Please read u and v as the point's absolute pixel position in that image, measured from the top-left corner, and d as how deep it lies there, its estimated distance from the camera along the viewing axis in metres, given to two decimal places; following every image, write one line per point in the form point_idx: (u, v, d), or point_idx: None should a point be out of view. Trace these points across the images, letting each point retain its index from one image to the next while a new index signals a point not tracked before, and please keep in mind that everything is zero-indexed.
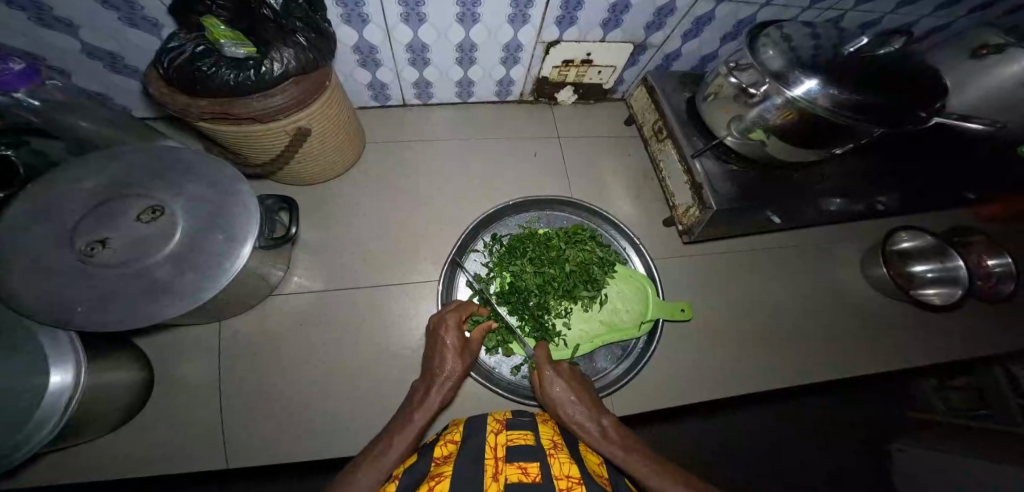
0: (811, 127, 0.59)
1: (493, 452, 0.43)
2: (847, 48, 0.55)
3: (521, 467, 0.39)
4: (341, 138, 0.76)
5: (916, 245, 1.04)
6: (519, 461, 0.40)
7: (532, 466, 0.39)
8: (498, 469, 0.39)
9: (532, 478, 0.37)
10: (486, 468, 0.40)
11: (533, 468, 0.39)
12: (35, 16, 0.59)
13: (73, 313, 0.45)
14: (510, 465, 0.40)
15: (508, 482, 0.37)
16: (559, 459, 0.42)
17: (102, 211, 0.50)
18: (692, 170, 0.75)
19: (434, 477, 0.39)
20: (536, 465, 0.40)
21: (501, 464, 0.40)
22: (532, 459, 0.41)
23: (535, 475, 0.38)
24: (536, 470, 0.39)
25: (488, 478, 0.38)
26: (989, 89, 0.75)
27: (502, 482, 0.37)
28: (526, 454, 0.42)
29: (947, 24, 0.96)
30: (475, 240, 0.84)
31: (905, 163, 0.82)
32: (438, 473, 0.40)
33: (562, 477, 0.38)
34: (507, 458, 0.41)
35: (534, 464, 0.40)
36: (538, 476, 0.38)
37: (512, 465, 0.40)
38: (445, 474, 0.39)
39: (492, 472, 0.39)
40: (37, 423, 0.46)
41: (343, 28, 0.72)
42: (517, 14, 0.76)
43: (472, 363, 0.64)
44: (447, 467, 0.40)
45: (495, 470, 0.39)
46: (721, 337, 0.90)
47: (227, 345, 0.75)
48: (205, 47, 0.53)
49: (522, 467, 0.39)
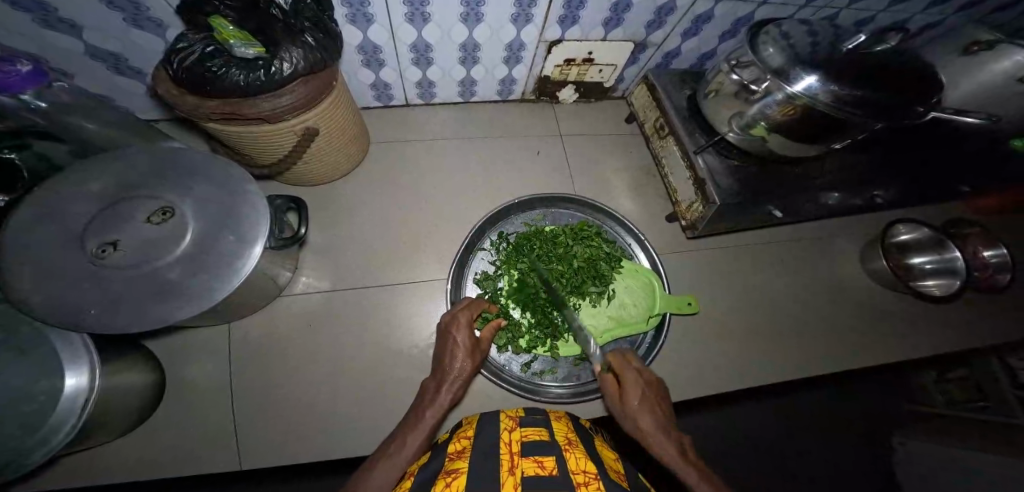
0: (811, 123, 0.60)
1: (507, 447, 0.44)
2: (845, 45, 0.56)
3: (536, 461, 0.40)
4: (347, 139, 0.77)
5: (914, 237, 1.05)
6: (535, 455, 0.41)
7: (548, 461, 0.40)
8: (514, 463, 0.40)
9: (548, 471, 0.38)
10: (502, 462, 0.40)
11: (549, 462, 0.40)
12: (40, 18, 0.58)
13: (86, 315, 0.45)
14: (526, 459, 0.40)
15: (525, 476, 0.37)
16: (574, 455, 0.42)
17: (111, 213, 0.50)
18: (695, 166, 0.76)
19: (450, 472, 0.40)
20: (551, 460, 0.40)
21: (517, 459, 0.41)
22: (548, 453, 0.42)
23: (551, 469, 0.38)
24: (552, 464, 0.39)
25: (505, 471, 0.38)
26: (981, 84, 0.76)
27: (519, 474, 0.38)
28: (541, 449, 0.43)
29: (938, 21, 0.97)
30: (482, 239, 0.85)
31: (902, 158, 0.83)
32: (453, 469, 0.40)
33: (579, 472, 0.39)
34: (522, 453, 0.42)
35: (550, 458, 0.41)
36: (554, 470, 0.38)
37: (528, 459, 0.40)
38: (461, 470, 0.39)
39: (508, 466, 0.39)
40: (51, 428, 0.46)
41: (348, 28, 0.72)
42: (521, 14, 0.77)
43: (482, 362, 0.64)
44: (462, 463, 0.41)
45: (511, 463, 0.40)
46: (725, 331, 0.92)
47: (236, 346, 0.75)
48: (215, 48, 0.54)
49: (538, 461, 0.40)
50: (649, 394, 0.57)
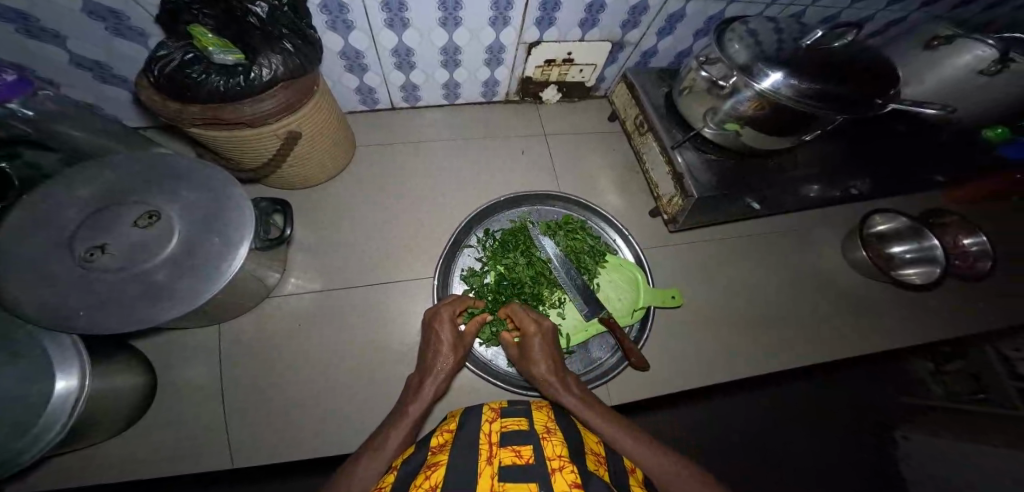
0: (779, 115, 0.61)
1: (488, 438, 0.45)
2: (804, 41, 0.58)
3: (515, 450, 0.41)
4: (330, 142, 0.78)
5: (891, 227, 1.08)
6: (513, 445, 0.42)
7: (526, 449, 0.41)
8: (493, 453, 0.41)
9: (524, 459, 0.39)
10: (481, 453, 0.42)
11: (526, 450, 0.41)
12: (23, 28, 0.60)
13: (76, 317, 0.46)
14: (504, 449, 0.42)
15: (501, 466, 0.38)
16: (551, 442, 0.44)
17: (99, 218, 0.52)
18: (674, 162, 0.78)
19: (431, 465, 0.41)
20: (529, 448, 0.42)
21: (496, 449, 0.42)
22: (526, 442, 0.43)
23: (528, 457, 0.40)
24: (529, 452, 0.41)
25: (483, 461, 0.40)
26: (944, 78, 0.78)
27: (496, 465, 0.39)
28: (519, 438, 0.44)
29: (903, 17, 1.00)
30: (468, 236, 0.86)
31: (874, 150, 0.85)
32: (435, 461, 0.42)
33: (554, 458, 0.40)
34: (501, 444, 0.43)
35: (528, 447, 0.42)
36: (531, 458, 0.40)
37: (506, 449, 0.42)
38: (441, 463, 0.40)
39: (486, 456, 0.41)
40: (41, 429, 0.47)
41: (329, 35, 0.74)
42: (498, 17, 0.79)
43: (466, 357, 0.66)
44: (443, 455, 0.42)
45: (490, 453, 0.41)
46: (709, 323, 0.93)
47: (226, 346, 0.76)
48: (194, 55, 0.55)
49: (516, 451, 0.41)
50: (547, 344, 0.64)
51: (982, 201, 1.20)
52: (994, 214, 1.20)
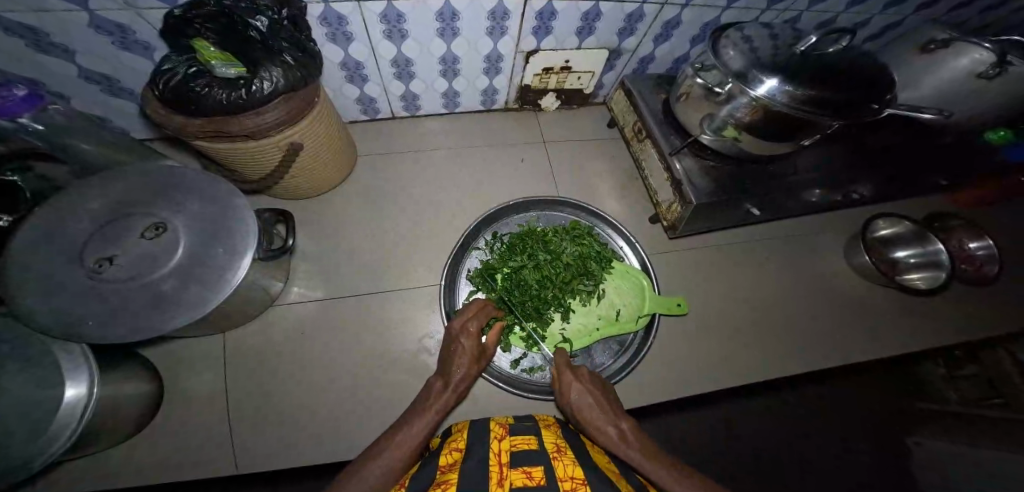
0: (775, 123, 0.62)
1: (497, 458, 0.45)
2: (799, 46, 0.58)
3: (525, 472, 0.41)
4: (333, 152, 0.80)
5: (894, 232, 1.06)
6: (523, 466, 0.42)
7: (537, 471, 0.41)
8: (503, 475, 0.41)
9: (536, 481, 0.39)
10: (491, 473, 0.41)
11: (537, 472, 0.41)
12: (33, 43, 0.62)
13: (85, 326, 0.47)
14: (515, 471, 0.41)
15: (513, 487, 0.38)
16: (562, 461, 0.44)
17: (109, 230, 0.53)
18: (672, 169, 0.78)
19: (440, 483, 0.41)
20: (539, 469, 0.41)
21: (507, 470, 0.42)
22: (536, 463, 0.43)
23: (539, 478, 0.39)
24: (540, 474, 0.40)
25: (494, 483, 0.39)
26: (943, 81, 0.78)
27: (507, 486, 0.38)
28: (529, 459, 0.44)
29: (900, 22, 0.99)
30: (477, 239, 0.87)
31: (875, 154, 0.86)
32: (444, 480, 0.41)
33: (566, 479, 0.40)
34: (511, 464, 0.43)
35: (538, 468, 0.42)
36: (542, 479, 0.39)
37: (517, 470, 0.41)
38: (451, 481, 0.40)
39: (497, 477, 0.40)
40: (54, 433, 0.48)
41: (329, 46, 0.76)
42: (495, 27, 0.80)
43: (484, 367, 0.66)
44: (453, 474, 0.42)
45: (500, 475, 0.41)
46: (714, 328, 0.92)
47: (232, 354, 0.77)
48: (197, 69, 0.57)
49: (527, 472, 0.41)
50: (593, 391, 0.60)
51: (987, 204, 1.19)
52: (1002, 216, 1.18)
